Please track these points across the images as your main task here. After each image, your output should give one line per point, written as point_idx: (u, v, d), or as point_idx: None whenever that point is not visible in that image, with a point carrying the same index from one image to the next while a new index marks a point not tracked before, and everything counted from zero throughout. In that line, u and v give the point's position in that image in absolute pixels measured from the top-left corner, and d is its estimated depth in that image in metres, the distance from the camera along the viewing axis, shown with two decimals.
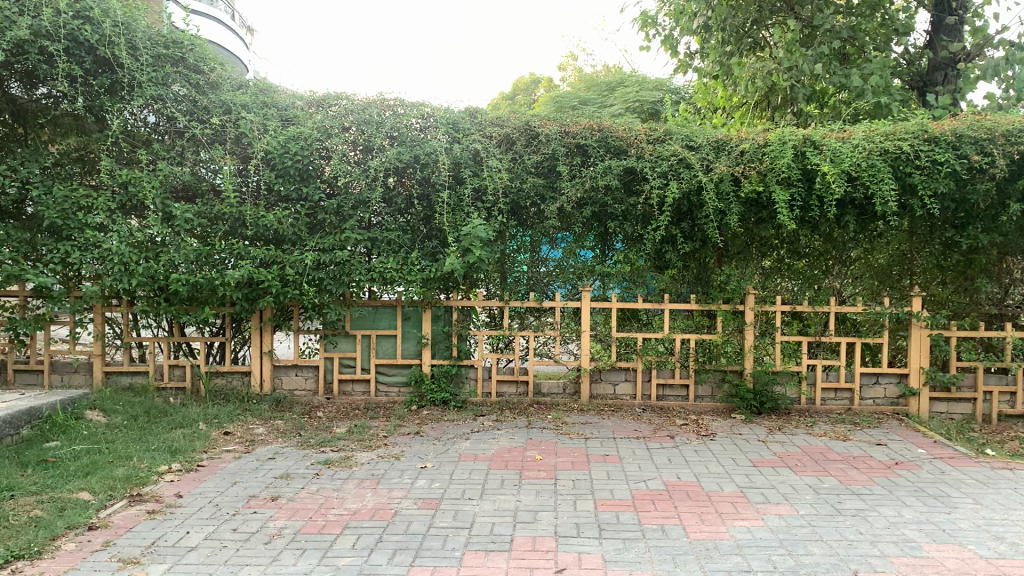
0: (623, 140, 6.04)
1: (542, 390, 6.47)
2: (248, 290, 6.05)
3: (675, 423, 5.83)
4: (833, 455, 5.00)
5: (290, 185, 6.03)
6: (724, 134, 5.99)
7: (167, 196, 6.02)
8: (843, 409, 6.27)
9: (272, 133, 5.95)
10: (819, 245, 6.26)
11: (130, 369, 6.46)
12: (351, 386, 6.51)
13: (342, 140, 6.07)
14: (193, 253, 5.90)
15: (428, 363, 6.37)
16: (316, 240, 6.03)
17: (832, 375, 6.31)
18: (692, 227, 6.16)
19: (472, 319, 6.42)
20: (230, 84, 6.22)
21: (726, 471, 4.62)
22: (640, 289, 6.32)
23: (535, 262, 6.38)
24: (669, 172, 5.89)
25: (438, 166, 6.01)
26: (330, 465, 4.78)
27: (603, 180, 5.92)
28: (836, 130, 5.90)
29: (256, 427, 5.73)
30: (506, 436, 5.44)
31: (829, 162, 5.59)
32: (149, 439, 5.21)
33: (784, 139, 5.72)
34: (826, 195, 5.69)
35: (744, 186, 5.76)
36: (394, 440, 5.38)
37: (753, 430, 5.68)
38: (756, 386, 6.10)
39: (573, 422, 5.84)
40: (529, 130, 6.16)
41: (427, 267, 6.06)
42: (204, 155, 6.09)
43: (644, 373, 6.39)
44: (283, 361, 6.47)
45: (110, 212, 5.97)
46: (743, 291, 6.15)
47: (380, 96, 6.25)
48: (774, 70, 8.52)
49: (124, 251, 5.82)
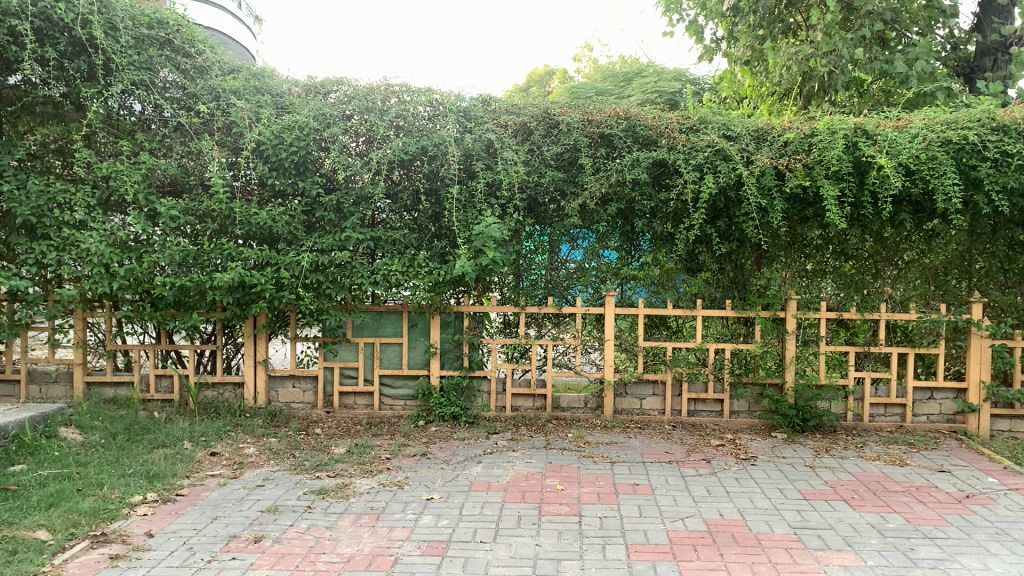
0: (652, 130, 5.47)
1: (562, 404, 5.90)
2: (240, 294, 5.49)
3: (710, 444, 5.27)
4: (893, 485, 4.43)
5: (285, 179, 5.47)
6: (765, 123, 5.42)
7: (152, 191, 5.50)
8: (894, 427, 5.69)
9: (266, 122, 5.40)
10: (869, 246, 5.66)
11: (113, 380, 5.94)
12: (352, 399, 5.97)
13: (343, 129, 5.53)
14: (178, 254, 5.36)
15: (436, 374, 5.82)
16: (314, 239, 5.50)
17: (882, 390, 5.73)
18: (729, 226, 5.57)
19: (484, 325, 5.86)
20: (220, 68, 5.69)
21: (774, 507, 4.05)
22: (669, 294, 5.76)
23: (554, 264, 5.82)
24: (705, 165, 5.29)
25: (448, 158, 5.46)
26: (325, 495, 4.24)
27: (630, 173, 5.35)
28: (891, 118, 5.31)
29: (247, 447, 5.19)
30: (523, 458, 4.88)
31: (885, 154, 4.99)
32: (125, 462, 4.68)
33: (834, 127, 5.12)
34: (880, 191, 5.09)
35: (789, 181, 5.16)
36: (398, 463, 4.83)
37: (798, 453, 5.10)
38: (798, 401, 5.51)
39: (597, 441, 5.28)
40: (548, 118, 5.63)
41: (436, 269, 5.51)
42: (193, 146, 5.53)
43: (674, 387, 5.83)
44: (279, 371, 5.92)
45: (90, 209, 5.46)
46: (784, 297, 5.57)
47: (385, 81, 5.70)
48: (811, 55, 7.79)
49: (104, 251, 5.30)
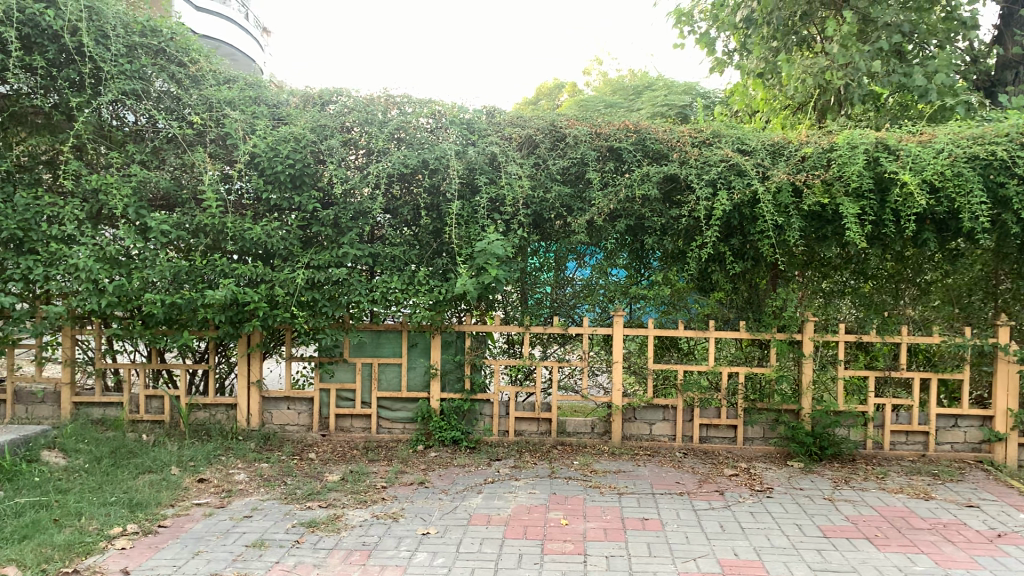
0: (663, 143, 5.25)
1: (568, 429, 5.66)
2: (233, 312, 5.26)
3: (724, 473, 5.01)
4: (918, 522, 4.16)
5: (281, 193, 5.25)
6: (781, 137, 5.19)
7: (143, 204, 5.30)
8: (916, 456, 5.41)
9: (261, 133, 5.20)
10: (889, 266, 5.41)
11: (102, 400, 5.72)
12: (350, 422, 5.73)
13: (342, 142, 5.32)
14: (168, 271, 5.15)
15: (437, 397, 5.57)
16: (310, 255, 5.28)
17: (903, 417, 5.46)
18: (743, 244, 5.31)
19: (487, 345, 5.63)
20: (215, 78, 5.51)
21: (793, 546, 3.79)
22: (680, 314, 5.49)
23: (560, 282, 5.59)
24: (718, 180, 5.06)
25: (449, 172, 5.25)
26: (315, 529, 3.99)
27: (640, 189, 5.12)
28: (913, 132, 5.07)
29: (238, 473, 4.96)
30: (526, 488, 4.63)
31: (909, 170, 4.75)
32: (108, 489, 4.45)
33: (854, 142, 4.88)
34: (903, 209, 4.84)
35: (807, 198, 4.91)
36: (394, 493, 4.58)
37: (816, 484, 4.83)
38: (815, 429, 5.25)
39: (604, 470, 5.02)
40: (554, 131, 5.44)
41: (437, 287, 5.28)
42: (186, 158, 5.34)
43: (685, 412, 5.59)
44: (273, 393, 5.69)
45: (79, 223, 5.26)
46: (801, 318, 5.32)
47: (385, 93, 5.53)
48: (828, 68, 7.55)
49: (92, 267, 5.10)
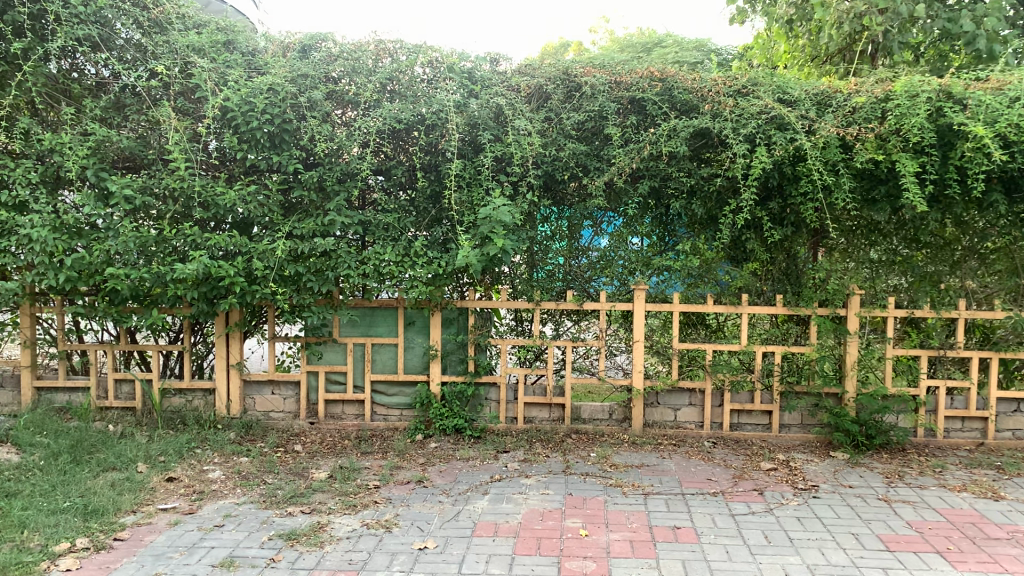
0: (692, 93, 4.63)
1: (583, 416, 5.07)
2: (207, 288, 4.66)
3: (760, 467, 4.44)
4: (993, 529, 3.59)
5: (259, 152, 4.65)
6: (827, 85, 4.55)
7: (104, 167, 4.69)
8: (974, 445, 4.84)
9: (234, 84, 4.55)
10: (947, 232, 4.80)
11: (66, 385, 5.17)
12: (340, 408, 5.17)
13: (327, 94, 4.70)
14: (133, 241, 4.53)
15: (437, 381, 5.01)
16: (292, 223, 4.69)
17: (959, 402, 4.89)
18: (783, 208, 4.71)
19: (493, 323, 5.04)
20: (183, 22, 4.84)
21: (853, 564, 3.23)
22: (709, 287, 4.90)
23: (574, 252, 4.99)
24: (757, 135, 4.44)
25: (449, 129, 4.63)
26: (294, 542, 3.44)
27: (667, 145, 4.51)
28: (983, 78, 4.42)
29: (213, 470, 4.41)
30: (538, 489, 4.07)
31: (978, 121, 4.12)
32: (61, 492, 3.90)
33: (914, 89, 4.24)
34: (972, 167, 4.21)
35: (859, 154, 4.30)
36: (388, 495, 4.02)
37: (866, 481, 4.25)
38: (861, 415, 4.67)
39: (625, 464, 4.46)
40: (568, 80, 4.79)
41: (436, 258, 4.70)
42: (150, 114, 4.71)
43: (714, 397, 5.00)
44: (255, 376, 5.12)
45: (32, 188, 4.67)
46: (847, 292, 4.72)
47: (375, 38, 4.88)
48: (867, 12, 6.75)
49: (47, 238, 4.51)
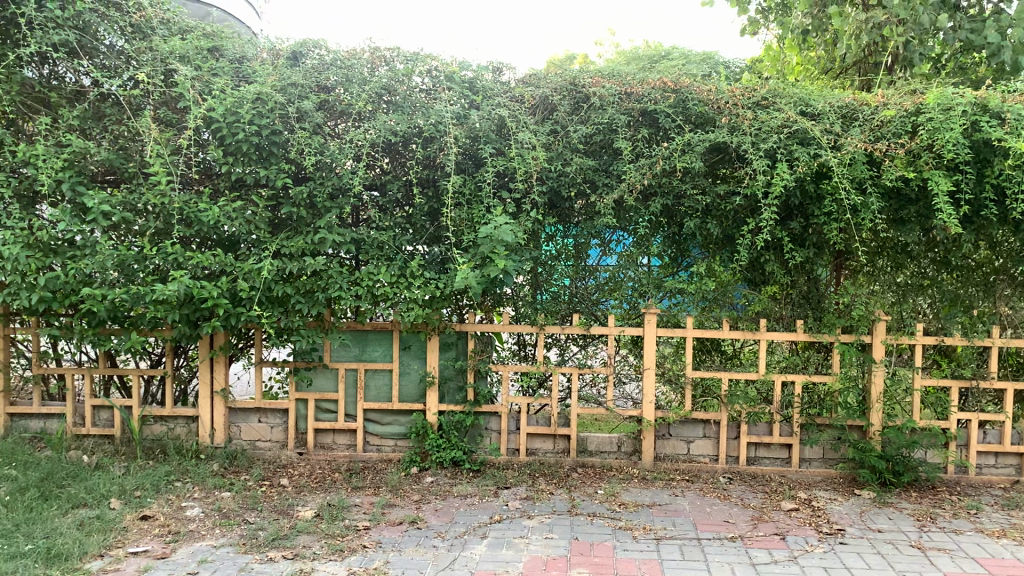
0: (708, 105, 4.36)
1: (590, 448, 4.76)
2: (189, 310, 4.36)
3: (781, 508, 4.12)
4: None
5: (246, 165, 4.36)
6: (853, 98, 4.28)
7: (81, 181, 4.41)
8: (1009, 482, 4.52)
9: (219, 93, 4.27)
10: (979, 254, 4.52)
11: (41, 412, 4.88)
12: (331, 438, 4.86)
13: (318, 105, 4.41)
14: (110, 260, 4.24)
15: (435, 410, 4.70)
16: (281, 241, 4.40)
17: (991, 436, 4.57)
18: (806, 228, 4.44)
19: (494, 348, 4.73)
20: (167, 28, 4.57)
21: None
22: (723, 309, 4.60)
23: (581, 273, 4.69)
24: (777, 151, 4.16)
25: (447, 142, 4.34)
26: None
27: (681, 160, 4.23)
28: (1020, 90, 4.15)
29: (192, 506, 4.10)
30: (541, 532, 3.75)
31: (1018, 137, 3.84)
32: (24, 533, 3.59)
33: (948, 102, 3.96)
34: (1010, 185, 3.92)
35: (888, 171, 4.01)
36: (378, 538, 3.70)
37: (896, 524, 3.93)
38: (887, 451, 4.35)
39: (635, 503, 4.14)
40: (575, 91, 4.52)
41: (433, 280, 4.40)
42: (131, 125, 4.43)
43: (730, 429, 4.69)
44: (241, 403, 4.82)
45: (5, 202, 4.39)
46: (873, 318, 4.41)
47: (371, 46, 4.61)
48: (885, 23, 6.46)
49: (19, 256, 4.22)
